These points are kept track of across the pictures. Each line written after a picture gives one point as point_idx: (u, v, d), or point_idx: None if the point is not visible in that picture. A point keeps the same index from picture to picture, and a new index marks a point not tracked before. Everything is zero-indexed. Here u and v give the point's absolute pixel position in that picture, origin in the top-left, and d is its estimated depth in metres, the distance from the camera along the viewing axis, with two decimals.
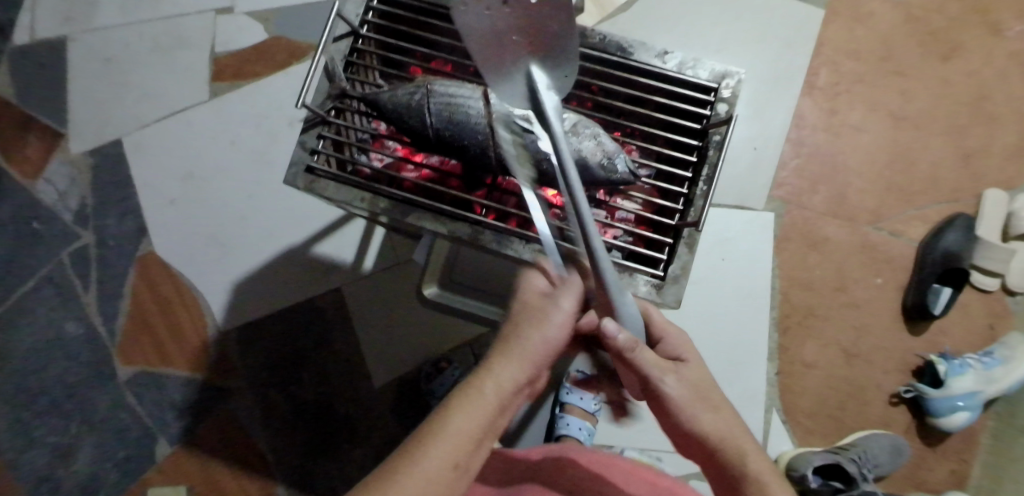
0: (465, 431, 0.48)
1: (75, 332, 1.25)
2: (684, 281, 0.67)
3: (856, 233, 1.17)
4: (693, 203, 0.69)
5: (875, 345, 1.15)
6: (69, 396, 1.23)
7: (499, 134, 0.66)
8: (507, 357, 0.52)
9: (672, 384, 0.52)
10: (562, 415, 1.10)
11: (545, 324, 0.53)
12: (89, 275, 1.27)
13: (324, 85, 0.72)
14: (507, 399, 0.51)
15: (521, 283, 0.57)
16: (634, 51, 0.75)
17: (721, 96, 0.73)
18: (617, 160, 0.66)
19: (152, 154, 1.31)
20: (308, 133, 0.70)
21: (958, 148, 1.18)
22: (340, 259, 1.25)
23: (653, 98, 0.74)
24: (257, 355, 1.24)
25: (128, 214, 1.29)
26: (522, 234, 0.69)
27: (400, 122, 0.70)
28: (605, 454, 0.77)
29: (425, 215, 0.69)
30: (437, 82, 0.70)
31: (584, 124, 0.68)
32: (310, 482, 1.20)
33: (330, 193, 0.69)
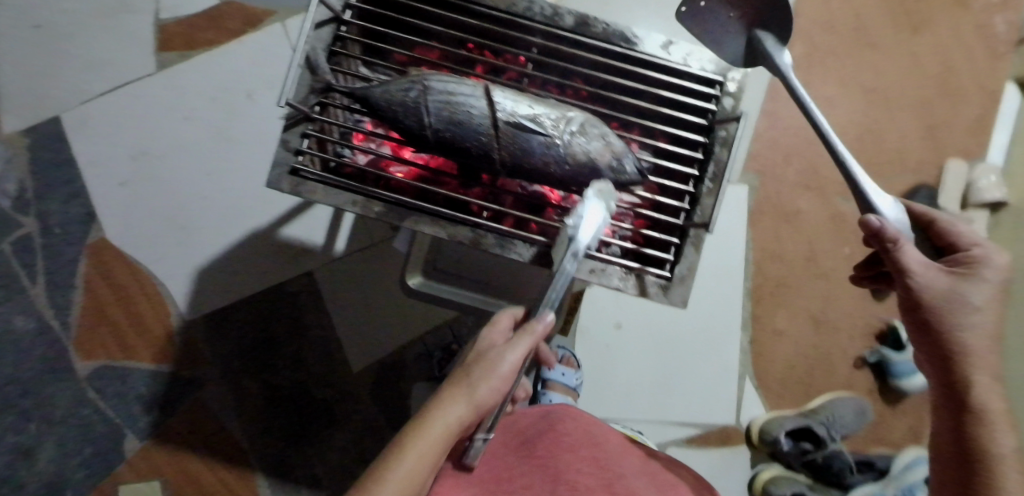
0: (412, 473, 0.54)
1: (27, 327, 1.17)
2: (690, 281, 0.65)
3: (825, 205, 1.21)
4: (700, 202, 0.68)
5: (842, 312, 1.20)
6: (24, 394, 1.16)
7: (504, 135, 0.62)
8: (456, 396, 0.58)
9: (944, 285, 0.56)
10: (545, 392, 1.08)
11: (493, 373, 0.59)
12: (35, 265, 1.18)
13: (306, 78, 0.66)
14: (450, 439, 0.57)
15: (482, 333, 0.65)
16: (639, 41, 0.71)
17: (727, 90, 0.70)
18: (626, 161, 0.64)
19: (99, 135, 1.21)
20: (291, 131, 0.65)
21: (924, 120, 1.21)
22: (311, 243, 1.21)
23: (657, 92, 0.71)
24: (230, 345, 1.19)
25: (74, 198, 1.20)
26: (525, 236, 0.66)
27: (393, 120, 0.64)
28: (562, 437, 0.74)
29: (423, 218, 0.65)
30: (433, 76, 0.64)
31: (592, 124, 0.64)
32: (291, 469, 1.18)
33: (317, 196, 0.65)
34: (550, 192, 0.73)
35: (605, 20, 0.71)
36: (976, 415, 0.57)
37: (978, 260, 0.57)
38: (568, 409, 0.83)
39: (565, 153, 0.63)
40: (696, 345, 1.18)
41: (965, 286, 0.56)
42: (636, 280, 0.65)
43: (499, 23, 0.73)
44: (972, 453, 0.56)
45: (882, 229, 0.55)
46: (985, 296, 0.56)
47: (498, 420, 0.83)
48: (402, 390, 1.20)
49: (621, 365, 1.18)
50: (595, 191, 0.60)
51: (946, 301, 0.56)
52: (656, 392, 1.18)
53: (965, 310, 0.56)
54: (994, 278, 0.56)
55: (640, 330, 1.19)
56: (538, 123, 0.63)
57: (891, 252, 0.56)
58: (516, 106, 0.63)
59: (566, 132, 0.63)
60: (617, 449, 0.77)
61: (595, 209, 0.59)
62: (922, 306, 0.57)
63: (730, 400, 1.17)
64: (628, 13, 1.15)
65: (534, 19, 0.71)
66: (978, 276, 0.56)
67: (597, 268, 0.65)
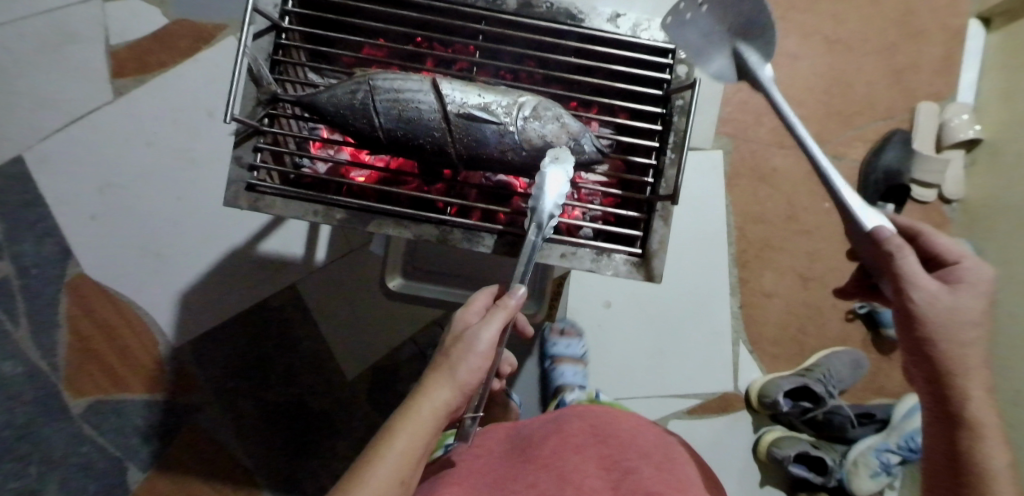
0: (407, 451, 0.56)
1: (14, 371, 1.16)
2: (664, 254, 0.65)
3: (801, 162, 1.20)
4: (664, 174, 0.67)
5: (829, 267, 1.19)
6: (19, 439, 1.15)
7: (456, 128, 0.62)
8: (439, 380, 0.58)
9: (944, 299, 0.53)
10: (554, 367, 1.11)
11: (470, 353, 0.57)
12: (16, 307, 1.16)
13: (251, 91, 0.65)
14: (439, 423, 0.57)
15: (455, 315, 0.63)
16: (585, 17, 0.69)
17: (679, 56, 0.69)
18: (583, 140, 0.64)
19: (63, 169, 1.19)
20: (242, 146, 0.64)
21: (891, 66, 1.20)
22: (291, 255, 1.19)
23: (609, 67, 0.70)
24: (221, 366, 1.19)
25: (46, 237, 1.18)
26: (490, 227, 0.64)
27: (343, 124, 0.64)
28: (569, 437, 0.73)
29: (386, 220, 0.64)
30: (378, 75, 0.63)
31: (545, 106, 0.63)
32: (298, 484, 1.18)
33: (276, 210, 0.64)
34: (515, 181, 0.73)
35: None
36: (972, 434, 0.54)
37: (969, 269, 0.54)
38: (590, 408, 0.79)
39: (520, 140, 0.62)
40: (687, 315, 1.18)
41: (964, 298, 0.53)
42: (607, 261, 0.65)
43: (443, 14, 0.71)
44: (967, 471, 0.54)
45: (882, 234, 0.53)
46: (980, 309, 0.53)
47: (501, 427, 0.83)
48: (398, 392, 1.19)
49: (613, 343, 1.18)
50: (552, 158, 0.59)
51: (947, 315, 0.53)
52: (653, 366, 1.17)
53: (965, 323, 0.53)
54: (984, 287, 0.53)
55: (630, 306, 1.18)
56: (490, 111, 0.61)
57: (891, 260, 0.53)
58: (466, 96, 0.62)
59: (518, 118, 0.62)
60: (627, 432, 0.75)
61: (557, 176, 0.58)
62: (920, 320, 0.53)
63: (726, 367, 1.17)
64: None
65: (476, 6, 0.70)
66: (972, 286, 0.53)
67: (567, 252, 0.64)
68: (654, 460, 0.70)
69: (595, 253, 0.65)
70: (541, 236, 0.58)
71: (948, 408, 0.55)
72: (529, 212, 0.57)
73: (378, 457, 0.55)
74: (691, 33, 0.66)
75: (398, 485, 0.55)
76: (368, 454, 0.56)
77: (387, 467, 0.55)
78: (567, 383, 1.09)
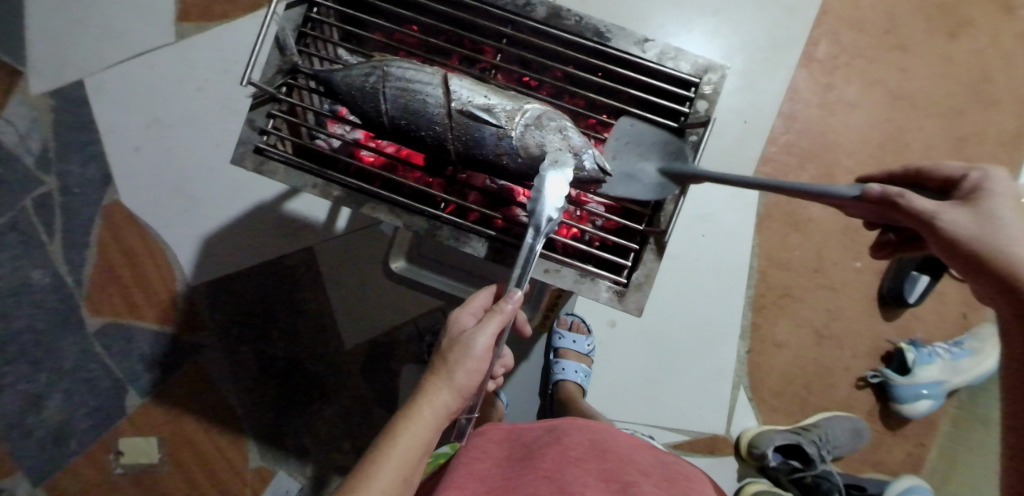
0: (411, 449, 0.55)
1: (42, 281, 1.22)
2: (647, 288, 0.64)
3: (839, 215, 1.15)
4: (664, 208, 0.66)
5: (847, 328, 1.15)
6: (37, 345, 1.22)
7: (456, 125, 0.62)
8: (438, 380, 0.57)
9: (967, 218, 0.48)
10: (558, 360, 1.12)
11: (467, 357, 0.56)
12: (53, 222, 1.23)
13: (275, 58, 0.67)
14: (440, 421, 0.57)
15: (450, 319, 0.62)
16: (612, 36, 0.68)
17: (702, 93, 0.67)
18: (584, 156, 0.61)
19: (115, 99, 1.25)
20: (257, 111, 0.67)
21: (953, 132, 1.14)
22: (311, 219, 1.22)
23: (627, 92, 0.69)
24: (226, 311, 1.23)
25: (93, 161, 1.24)
26: (480, 231, 0.66)
27: (353, 105, 0.66)
28: (568, 450, 0.71)
29: (380, 205, 0.67)
30: (394, 62, 0.64)
31: (550, 117, 0.63)
32: (280, 439, 1.21)
33: (278, 177, 0.67)
34: (519, 190, 0.73)
35: (580, 13, 0.68)
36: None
37: (984, 179, 0.49)
38: (588, 424, 0.79)
39: (517, 146, 0.61)
40: (691, 351, 1.15)
41: (990, 210, 0.48)
42: (590, 285, 0.64)
43: (472, 12, 0.71)
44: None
45: (879, 190, 0.50)
46: (1014, 214, 0.48)
47: (500, 429, 0.80)
48: (391, 370, 1.21)
49: (609, 363, 1.16)
50: (552, 162, 0.59)
51: (983, 233, 0.47)
52: (645, 394, 1.15)
53: (1007, 232, 0.47)
54: (1009, 194, 0.48)
55: (634, 330, 1.16)
56: (492, 114, 0.61)
57: (901, 208, 0.49)
58: (472, 95, 0.62)
59: (519, 124, 0.61)
60: (627, 452, 0.74)
61: (557, 181, 0.57)
62: (959, 249, 0.47)
63: (720, 409, 1.14)
64: (647, 5, 1.15)
65: (505, 9, 0.69)
66: (995, 195, 0.48)
67: (551, 269, 0.64)
68: (657, 478, 0.70)
69: (579, 275, 0.64)
70: (539, 239, 0.56)
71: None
72: (528, 217, 0.56)
73: (382, 456, 0.55)
74: (629, 180, 0.66)
75: (400, 483, 0.54)
76: (368, 457, 0.55)
77: (389, 467, 0.54)
78: (566, 379, 1.10)
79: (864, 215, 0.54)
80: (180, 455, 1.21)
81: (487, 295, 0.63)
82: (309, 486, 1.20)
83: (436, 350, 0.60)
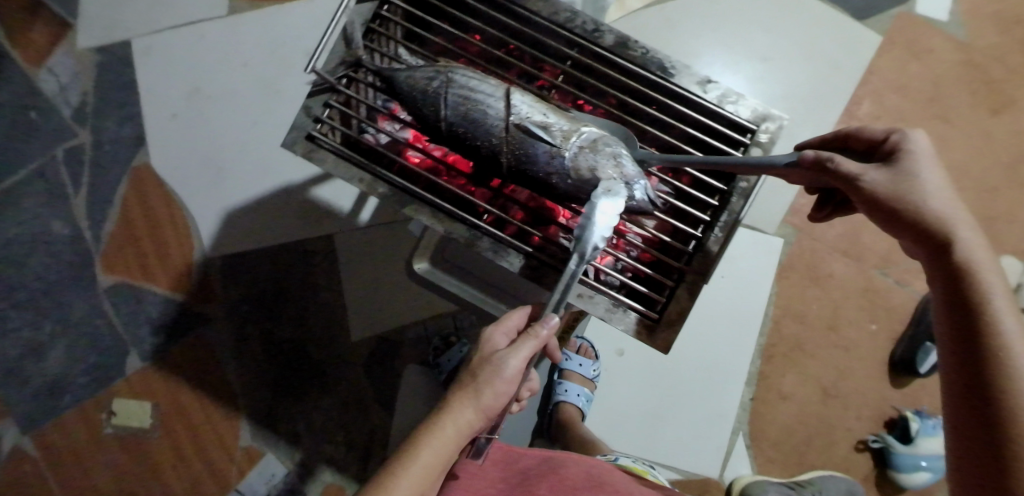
0: (431, 463, 0.58)
1: (61, 232, 1.23)
2: (678, 326, 0.64)
3: (861, 274, 1.16)
4: (704, 249, 0.66)
5: (855, 389, 1.15)
6: (46, 295, 1.22)
7: (513, 139, 0.64)
8: (464, 400, 0.59)
9: (887, 176, 0.51)
10: (562, 381, 1.12)
11: (497, 378, 0.59)
12: (81, 175, 1.23)
13: (340, 49, 0.69)
14: (462, 438, 0.60)
15: (483, 337, 0.64)
16: (675, 73, 0.70)
17: (757, 139, 0.68)
18: (635, 186, 0.62)
19: (160, 62, 1.26)
20: (314, 98, 0.69)
21: (986, 208, 1.14)
22: (337, 207, 1.22)
23: (682, 128, 0.69)
24: (239, 286, 1.23)
25: (129, 120, 1.25)
26: (519, 248, 0.67)
27: (412, 105, 0.68)
28: (564, 480, 0.71)
29: (423, 208, 0.68)
30: (459, 70, 0.67)
31: (606, 142, 0.63)
32: (274, 421, 1.20)
33: (326, 166, 0.68)
34: (560, 210, 0.74)
35: (646, 46, 0.71)
36: (976, 286, 0.48)
37: (904, 140, 0.52)
38: (589, 461, 0.78)
39: (568, 167, 0.63)
40: (695, 390, 1.14)
41: (908, 168, 0.51)
42: (621, 315, 0.65)
43: (539, 29, 0.73)
44: (978, 332, 0.47)
45: (812, 155, 0.52)
46: (931, 169, 0.51)
47: (499, 450, 0.81)
48: (394, 367, 1.21)
49: (612, 391, 1.16)
50: (604, 190, 0.59)
51: (900, 190, 0.50)
52: (644, 428, 1.14)
53: (922, 187, 0.50)
54: (922, 153, 0.51)
55: (642, 361, 1.16)
56: (548, 131, 0.63)
57: (830, 172, 0.51)
58: (531, 112, 0.64)
59: (574, 145, 0.63)
60: (624, 486, 0.73)
61: (607, 208, 0.58)
62: (881, 206, 0.50)
63: (716, 452, 1.13)
64: (695, 42, 1.17)
65: (574, 31, 0.71)
66: (912, 154, 0.51)
67: (585, 293, 0.65)
68: None
69: (612, 303, 0.65)
70: (582, 266, 0.57)
71: (947, 274, 0.49)
72: (574, 242, 0.57)
73: (403, 466, 0.58)
74: None
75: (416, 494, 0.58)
76: (391, 466, 0.59)
77: (408, 479, 0.57)
78: (568, 402, 1.10)
79: (802, 181, 0.56)
80: (171, 423, 1.20)
81: (521, 315, 0.66)
82: (295, 472, 1.19)
83: (466, 366, 0.63)
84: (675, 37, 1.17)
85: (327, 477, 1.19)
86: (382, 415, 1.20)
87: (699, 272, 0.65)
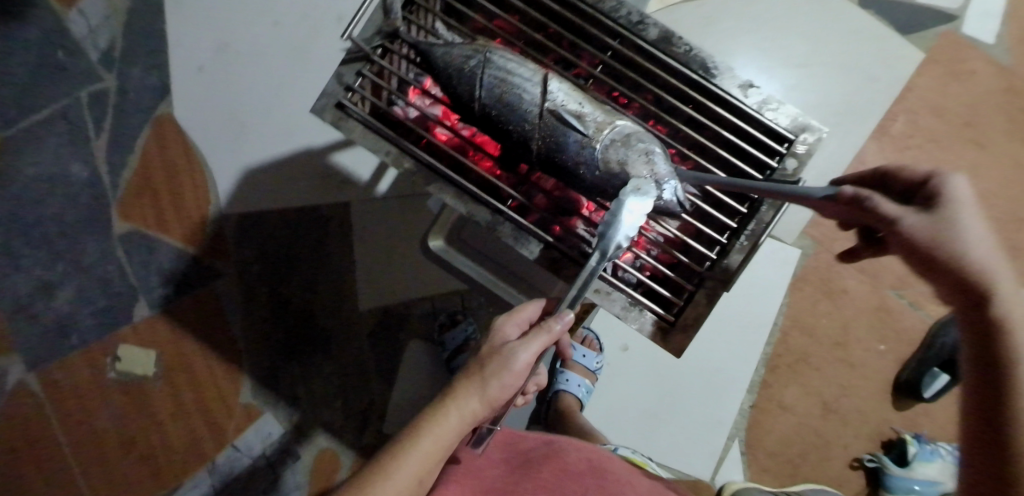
0: (432, 453, 0.59)
1: (80, 175, 1.23)
2: (692, 330, 0.64)
3: (875, 294, 1.15)
4: (728, 256, 0.66)
5: (855, 406, 1.14)
6: (60, 236, 1.22)
7: (546, 125, 0.63)
8: (469, 390, 0.60)
9: (927, 225, 0.44)
10: (563, 370, 1.12)
11: (505, 371, 0.59)
12: (103, 120, 1.23)
13: (378, 18, 0.69)
14: (463, 428, 0.60)
15: (494, 327, 0.64)
16: (717, 74, 0.68)
17: (794, 150, 0.67)
18: (665, 186, 0.61)
19: (190, 12, 1.25)
20: (348, 66, 0.68)
21: (1010, 239, 1.12)
22: (355, 176, 1.21)
23: (718, 131, 0.68)
24: (251, 245, 1.23)
25: (155, 69, 1.24)
26: (540, 236, 0.67)
27: (446, 82, 0.67)
28: (565, 466, 0.72)
29: (447, 188, 0.67)
30: (497, 51, 0.66)
31: (639, 138, 0.62)
32: (276, 381, 1.22)
33: (354, 135, 0.68)
34: (584, 203, 0.73)
35: (690, 44, 0.69)
36: (1009, 358, 0.44)
37: (949, 186, 0.44)
38: (589, 448, 0.78)
39: (598, 157, 0.62)
40: (696, 393, 1.14)
41: (950, 220, 0.44)
42: (636, 314, 0.65)
43: (583, 17, 0.72)
44: (1005, 410, 0.44)
45: (851, 191, 0.46)
46: (976, 220, 0.44)
47: (503, 432, 0.83)
48: (398, 340, 1.22)
49: (613, 385, 1.16)
50: (634, 188, 0.58)
51: (938, 243, 0.43)
52: (641, 425, 1.14)
53: (964, 242, 0.43)
54: (966, 202, 0.44)
55: (645, 359, 1.16)
56: (581, 121, 0.62)
57: (867, 211, 0.45)
58: (566, 100, 0.63)
59: (606, 138, 0.62)
60: (624, 475, 0.73)
61: (635, 207, 0.57)
62: (916, 258, 0.44)
63: (711, 456, 1.13)
64: (733, 41, 1.15)
65: (618, 22, 0.70)
66: (956, 203, 0.44)
67: (602, 289, 0.66)
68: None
69: (629, 302, 0.66)
70: (602, 264, 0.56)
71: (980, 341, 0.45)
72: (596, 239, 0.56)
73: (404, 455, 0.59)
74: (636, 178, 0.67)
75: (415, 484, 0.58)
76: (392, 452, 0.60)
77: (408, 467, 0.58)
78: (568, 391, 1.10)
79: (836, 215, 0.51)
80: (174, 373, 1.22)
81: (535, 308, 0.66)
82: (291, 433, 1.20)
83: (475, 354, 0.63)
84: (712, 34, 1.15)
85: (322, 441, 1.20)
86: (382, 386, 1.21)
87: (720, 280, 0.64)
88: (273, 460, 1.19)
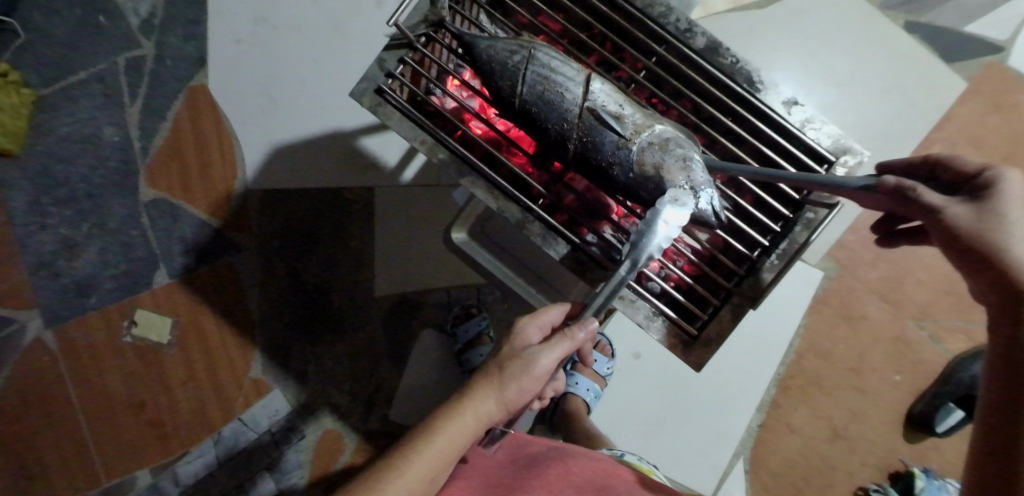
0: (445, 452, 0.59)
1: (111, 138, 1.24)
2: (714, 346, 0.64)
3: (895, 323, 1.13)
4: (757, 273, 0.65)
5: (865, 434, 1.13)
6: (87, 197, 1.23)
7: (584, 125, 0.63)
8: (487, 391, 0.60)
9: (973, 217, 0.45)
10: (574, 374, 1.11)
11: (526, 374, 0.59)
12: (139, 86, 1.25)
13: (425, 7, 0.69)
14: (479, 429, 0.60)
15: (517, 327, 0.64)
16: (762, 88, 0.68)
17: (833, 172, 0.66)
18: (702, 194, 0.60)
19: None
20: (390, 53, 0.69)
21: None
22: (383, 161, 1.21)
23: (756, 147, 0.67)
24: (273, 221, 1.24)
25: (193, 40, 1.25)
26: (568, 237, 0.66)
27: (488, 75, 0.67)
28: (570, 470, 0.72)
29: (479, 182, 0.67)
30: (542, 48, 0.65)
31: (678, 143, 0.62)
32: (287, 357, 1.23)
33: (389, 121, 0.67)
34: (613, 206, 0.73)
35: (737, 56, 0.69)
36: None
37: (1003, 179, 0.45)
38: (595, 459, 0.78)
39: (634, 160, 0.61)
40: (705, 407, 1.13)
41: (997, 213, 0.44)
42: (657, 325, 0.65)
43: (630, 21, 0.71)
44: None
45: (892, 182, 0.47)
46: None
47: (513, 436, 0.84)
48: (412, 328, 1.22)
49: (621, 391, 1.15)
50: (671, 198, 0.58)
51: (983, 233, 0.44)
52: (646, 434, 1.14)
53: (1011, 235, 0.44)
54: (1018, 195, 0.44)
55: (656, 368, 1.15)
56: (620, 123, 0.62)
57: (911, 202, 0.47)
58: (607, 101, 0.63)
59: (643, 141, 0.62)
60: (628, 487, 0.72)
61: (671, 215, 0.57)
62: (959, 247, 0.45)
63: (714, 471, 1.12)
64: (773, 55, 1.13)
65: (665, 28, 0.70)
66: (1008, 196, 0.44)
67: (627, 297, 0.65)
68: None
69: (651, 311, 0.65)
70: (632, 273, 0.56)
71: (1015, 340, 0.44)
72: (629, 248, 0.56)
73: (417, 452, 0.59)
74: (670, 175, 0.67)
75: (426, 483, 0.59)
76: (406, 447, 0.60)
77: (419, 465, 0.58)
78: (576, 394, 1.10)
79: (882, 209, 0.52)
80: (189, 341, 1.23)
81: (559, 311, 0.65)
82: (297, 412, 1.21)
83: (495, 353, 0.63)
84: (752, 46, 1.13)
85: (327, 422, 1.21)
86: (391, 372, 1.21)
87: (747, 297, 0.64)
88: (276, 436, 1.20)
